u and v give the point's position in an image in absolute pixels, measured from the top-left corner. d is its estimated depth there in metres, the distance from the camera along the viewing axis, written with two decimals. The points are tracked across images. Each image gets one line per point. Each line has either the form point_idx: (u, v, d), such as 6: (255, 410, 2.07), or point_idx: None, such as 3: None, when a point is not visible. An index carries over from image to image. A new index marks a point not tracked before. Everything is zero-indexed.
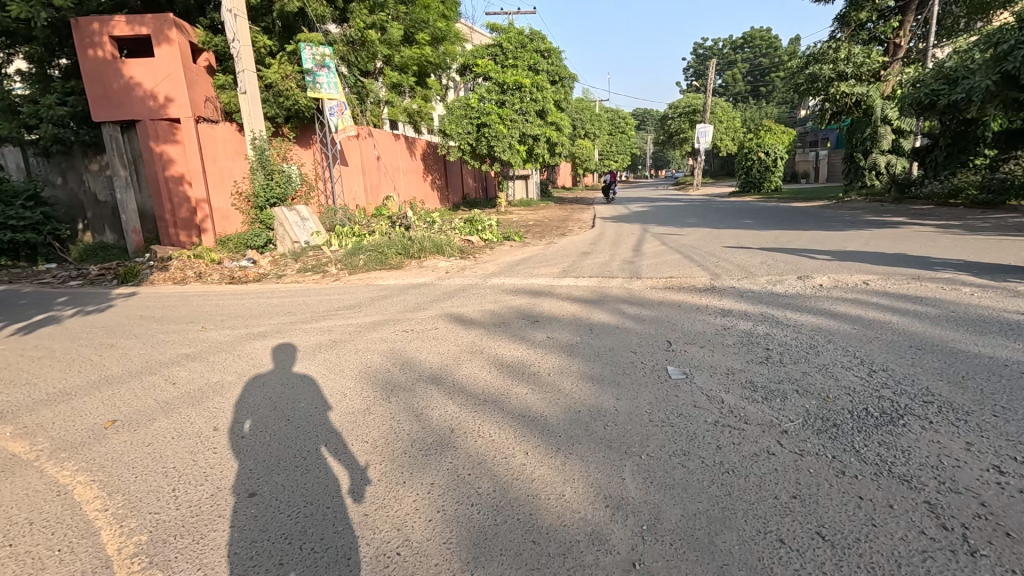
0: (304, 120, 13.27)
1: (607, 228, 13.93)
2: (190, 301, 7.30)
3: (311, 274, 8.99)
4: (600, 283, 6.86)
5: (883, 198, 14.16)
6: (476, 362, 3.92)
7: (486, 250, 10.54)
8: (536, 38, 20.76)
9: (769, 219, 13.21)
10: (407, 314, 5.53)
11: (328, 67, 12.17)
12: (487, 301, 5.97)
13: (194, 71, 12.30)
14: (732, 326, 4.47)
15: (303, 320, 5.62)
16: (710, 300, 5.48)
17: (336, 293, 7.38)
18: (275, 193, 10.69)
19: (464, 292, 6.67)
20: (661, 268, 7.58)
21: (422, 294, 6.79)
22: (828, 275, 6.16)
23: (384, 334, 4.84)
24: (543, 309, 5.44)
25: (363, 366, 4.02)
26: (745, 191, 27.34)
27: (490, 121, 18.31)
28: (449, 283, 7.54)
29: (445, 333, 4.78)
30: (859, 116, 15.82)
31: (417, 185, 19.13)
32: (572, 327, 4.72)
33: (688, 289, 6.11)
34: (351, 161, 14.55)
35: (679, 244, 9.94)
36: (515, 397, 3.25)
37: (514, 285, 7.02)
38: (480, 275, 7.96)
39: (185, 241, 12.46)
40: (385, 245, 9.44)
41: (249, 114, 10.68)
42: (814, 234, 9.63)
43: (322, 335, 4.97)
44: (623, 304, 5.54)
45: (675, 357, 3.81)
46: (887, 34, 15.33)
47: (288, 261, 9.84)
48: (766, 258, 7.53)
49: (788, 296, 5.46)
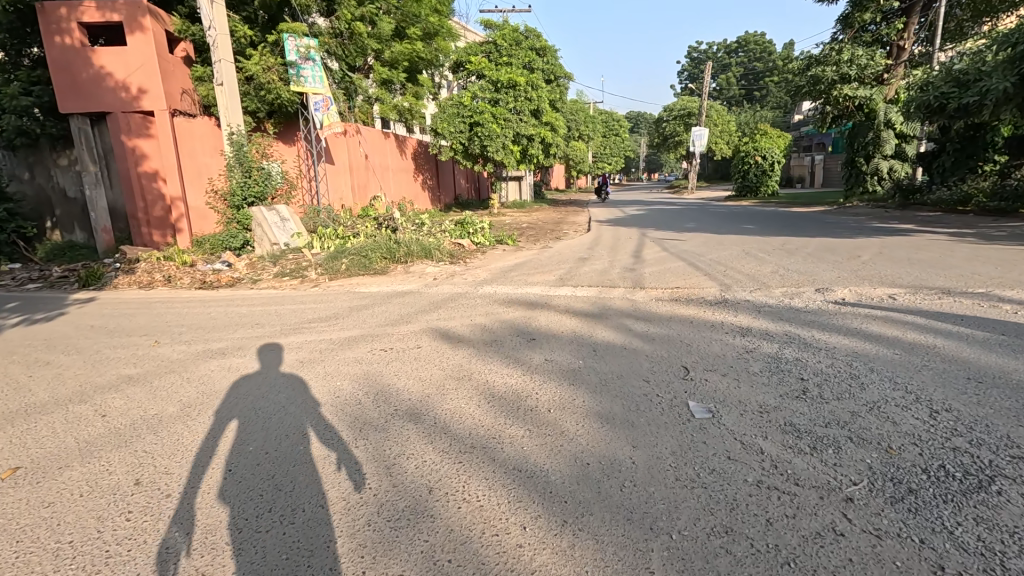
0: (288, 115, 12.66)
1: (604, 232, 13.41)
2: (151, 309, 6.65)
3: (288, 279, 8.38)
4: (601, 293, 6.32)
5: (886, 204, 13.78)
6: (462, 393, 3.35)
7: (477, 254, 9.96)
8: (531, 36, 20.31)
9: (772, 224, 12.74)
10: (387, 329, 4.94)
11: (313, 60, 11.57)
12: (477, 314, 5.39)
13: (170, 62, 11.64)
14: (755, 349, 3.94)
15: (271, 334, 5.01)
16: (724, 316, 4.95)
17: (314, 301, 6.76)
18: (253, 192, 10.05)
19: (453, 302, 6.09)
20: (665, 278, 7.07)
21: (407, 304, 6.19)
22: (849, 288, 5.67)
23: (359, 354, 4.25)
24: (540, 324, 4.87)
25: (331, 394, 3.44)
26: (742, 195, 26.97)
27: (483, 120, 17.76)
28: (437, 291, 6.95)
29: (427, 353, 4.20)
30: (862, 120, 15.49)
31: (407, 185, 18.54)
32: (573, 347, 4.16)
33: (698, 302, 5.57)
34: (337, 159, 13.98)
35: (681, 251, 9.43)
36: (508, 442, 2.69)
37: (507, 294, 6.46)
38: (472, 282, 7.39)
39: (160, 241, 11.78)
40: (369, 249, 8.84)
41: (226, 108, 10.05)
42: (823, 241, 9.17)
43: (288, 354, 4.37)
44: (627, 319, 4.99)
45: (695, 389, 3.27)
46: (890, 35, 14.98)
47: (265, 265, 9.20)
48: (777, 268, 7.04)
49: (810, 312, 4.94)
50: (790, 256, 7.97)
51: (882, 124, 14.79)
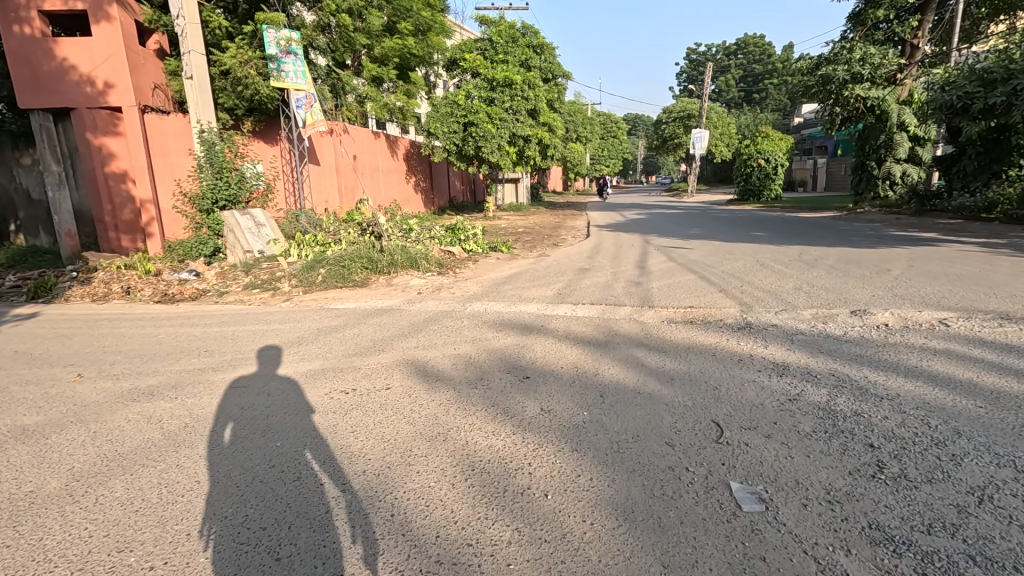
0: (268, 113, 11.88)
1: (605, 238, 12.66)
2: (95, 327, 5.85)
3: (258, 292, 7.59)
4: (604, 313, 5.58)
5: (901, 211, 13.10)
6: (433, 462, 2.60)
7: (468, 264, 9.20)
8: (528, 32, 19.54)
9: (783, 231, 12.03)
10: (354, 362, 4.17)
11: (294, 53, 10.84)
12: (462, 341, 4.61)
13: (140, 54, 10.87)
14: (800, 396, 3.20)
15: (218, 366, 4.23)
16: (752, 346, 4.20)
17: (282, 320, 5.99)
18: (224, 195, 9.23)
19: (438, 324, 5.34)
20: (676, 294, 6.32)
21: (385, 325, 5.42)
22: (891, 311, 4.95)
23: (314, 398, 3.46)
24: (534, 356, 4.10)
25: (261, 464, 2.65)
26: (744, 200, 26.23)
27: (477, 119, 16.99)
28: (420, 308, 6.19)
29: (397, 397, 3.44)
30: (872, 122, 14.77)
31: (398, 187, 17.77)
32: (575, 391, 3.41)
33: (719, 328, 4.82)
34: (323, 160, 13.26)
35: (689, 261, 8.71)
36: (490, 557, 1.93)
37: (498, 313, 5.70)
38: (461, 297, 6.62)
39: (129, 247, 11.00)
40: (349, 258, 8.06)
41: (196, 103, 9.25)
42: (843, 252, 8.47)
43: (228, 397, 3.57)
44: (637, 349, 4.23)
45: (735, 460, 2.52)
46: (904, 33, 14.20)
47: (236, 275, 8.44)
48: (801, 284, 6.31)
49: (853, 342, 4.19)
50: (811, 269, 7.27)
51: (895, 126, 14.05)
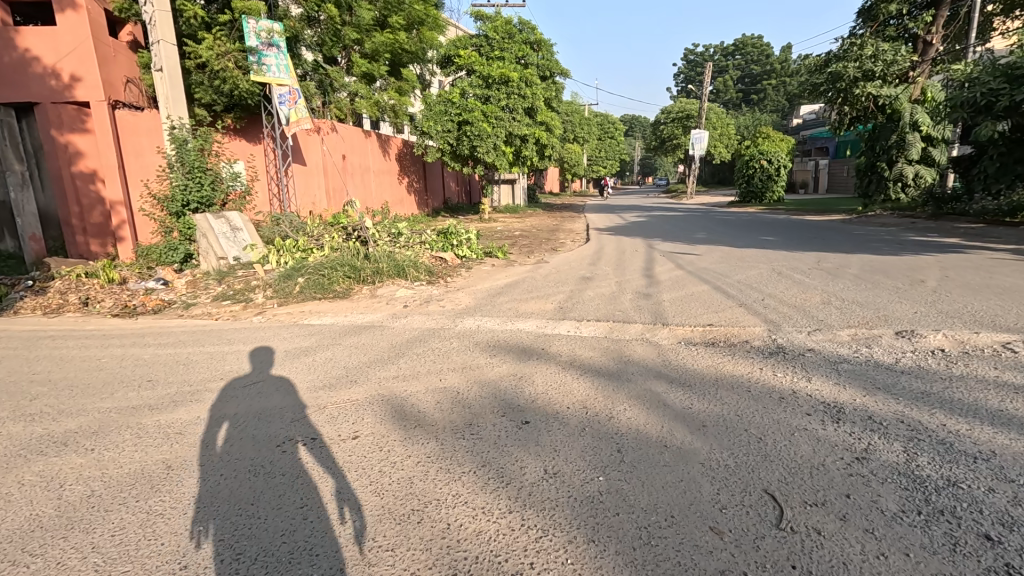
0: (250, 109, 11.17)
1: (607, 242, 12.02)
2: (34, 347, 5.12)
3: (228, 304, 6.88)
4: (613, 333, 4.92)
5: (917, 215, 12.53)
6: (403, 563, 1.94)
7: (461, 271, 8.55)
8: (526, 28, 18.86)
9: (794, 236, 11.39)
10: (320, 400, 3.47)
11: (277, 46, 10.23)
12: (449, 371, 3.93)
13: (111, 46, 10.17)
14: (870, 454, 2.54)
15: (157, 403, 3.53)
16: (793, 378, 3.54)
17: (248, 338, 5.28)
18: (195, 197, 8.52)
19: (423, 346, 4.67)
20: (692, 308, 5.67)
21: (362, 347, 4.73)
22: (942, 332, 4.33)
23: (259, 454, 2.77)
24: (534, 392, 3.43)
25: (168, 567, 1.97)
26: (746, 201, 25.64)
27: (473, 118, 16.36)
28: (405, 325, 5.52)
29: (365, 452, 2.77)
30: (883, 122, 14.21)
31: (390, 187, 17.07)
32: (586, 444, 2.75)
33: (749, 355, 4.16)
34: (308, 159, 12.57)
35: (699, 269, 8.07)
36: None
37: (493, 332, 5.03)
38: (451, 312, 5.94)
39: (99, 251, 10.25)
40: (330, 266, 7.38)
41: (166, 97, 8.53)
42: (865, 259, 7.85)
43: (153, 450, 2.86)
44: (656, 382, 3.57)
45: (808, 561, 1.87)
46: (918, 29, 13.61)
47: (208, 284, 7.76)
48: (829, 298, 5.69)
49: (911, 374, 3.54)
50: (835, 279, 6.65)
51: (908, 126, 13.47)
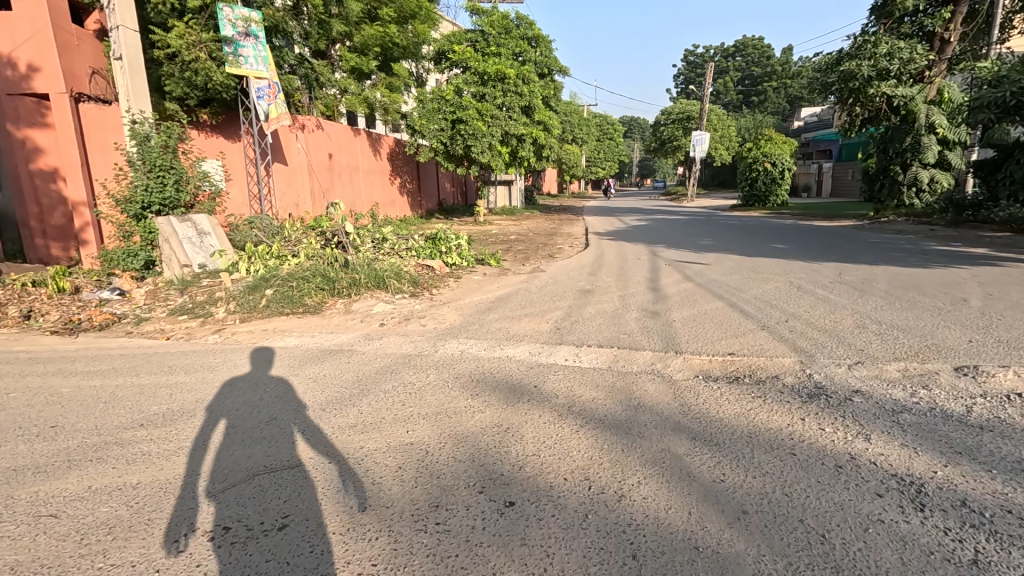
0: (227, 104, 10.45)
1: (607, 248, 11.33)
2: None
3: (184, 320, 6.13)
4: (617, 363, 4.21)
5: (935, 221, 11.88)
6: None
7: (449, 282, 7.83)
8: (523, 23, 18.16)
9: (807, 244, 10.70)
10: (250, 465, 2.74)
11: (255, 37, 9.57)
12: (419, 420, 3.21)
13: (73, 34, 9.43)
14: (983, 571, 1.84)
15: (46, 464, 2.79)
16: (846, 434, 2.84)
17: (191, 364, 4.51)
18: (156, 199, 7.74)
19: (395, 380, 3.94)
20: (706, 330, 4.95)
21: (323, 380, 3.99)
22: (1011, 370, 3.63)
23: (145, 558, 2.04)
24: (522, 455, 2.71)
25: None
26: (749, 205, 25.02)
27: (467, 116, 15.63)
28: (377, 349, 4.80)
29: (289, 556, 2.03)
30: (897, 123, 13.61)
31: (381, 188, 16.37)
32: (588, 546, 2.04)
33: (783, 397, 3.45)
34: (292, 158, 11.86)
35: (709, 282, 7.36)
36: None
37: (476, 362, 4.30)
38: (433, 333, 5.21)
39: (61, 255, 9.50)
40: (301, 277, 6.67)
41: (126, 88, 7.79)
42: (890, 272, 7.18)
43: (5, 547, 2.13)
44: (675, 439, 2.86)
45: None
46: (934, 26, 12.93)
47: (168, 295, 7.03)
48: (863, 320, 5.00)
49: (995, 432, 2.82)
50: (864, 296, 5.96)
51: (923, 128, 12.92)
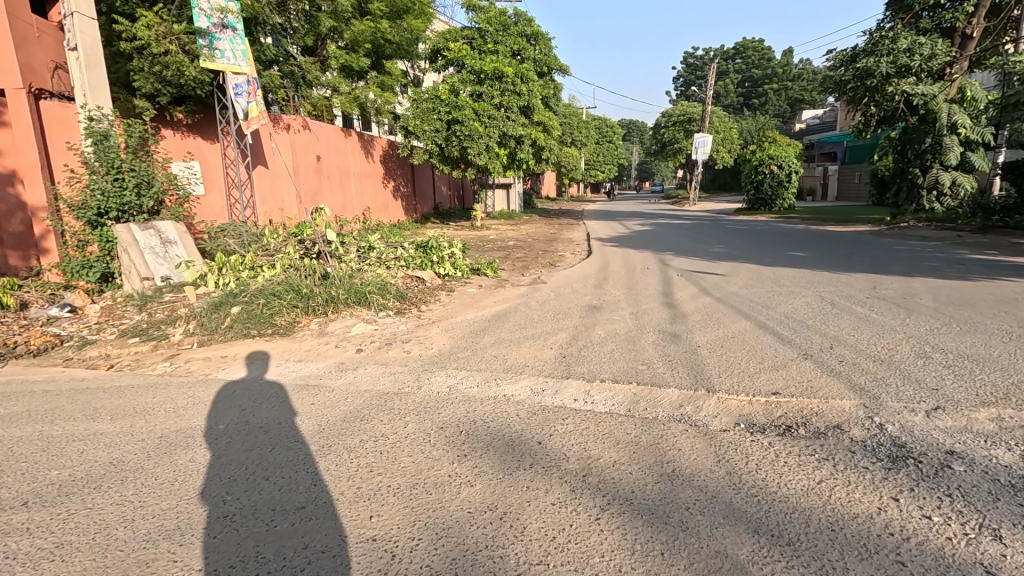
0: (203, 101, 9.72)
1: (612, 256, 10.59)
2: None
3: (135, 344, 5.34)
4: (637, 407, 3.45)
5: (962, 227, 11.16)
6: None
7: (440, 296, 7.08)
8: (522, 20, 17.49)
9: (826, 251, 9.96)
10: None
11: (233, 29, 8.91)
12: (387, 499, 2.44)
13: (32, 25, 8.67)
14: None
15: None
16: (965, 530, 2.08)
17: (122, 406, 3.70)
18: (113, 204, 6.95)
19: (365, 431, 3.17)
20: (739, 360, 4.20)
21: (276, 431, 3.20)
22: None
23: None
24: (524, 565, 1.96)
25: None
26: (754, 209, 24.29)
27: (463, 116, 14.92)
28: (348, 383, 4.04)
29: None
30: (916, 123, 13.05)
31: (373, 192, 15.62)
32: None
33: (856, 459, 2.68)
34: (275, 161, 11.23)
35: (729, 296, 6.62)
36: None
37: (466, 404, 3.54)
38: (417, 363, 4.44)
39: (20, 265, 8.42)
40: (273, 292, 5.92)
41: (81, 81, 7.01)
42: (932, 284, 6.45)
43: None
44: (731, 536, 2.11)
45: None
46: (956, 20, 12.18)
47: (123, 313, 6.26)
48: (924, 348, 4.26)
49: None
50: (912, 315, 5.23)
51: (945, 128, 12.28)
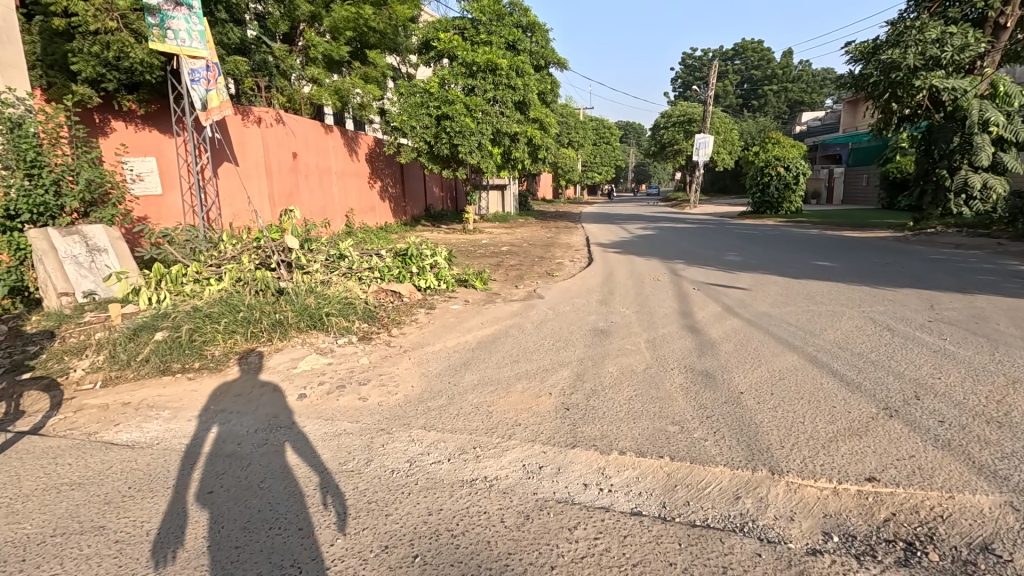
0: (158, 89, 8.61)
1: (615, 265, 9.54)
2: None
3: (23, 382, 4.21)
4: (676, 509, 2.37)
5: (999, 234, 10.21)
6: None
7: (418, 315, 6.00)
8: (517, 8, 16.50)
9: (855, 261, 8.93)
10: None
11: (189, 6, 7.78)
12: None
13: None
14: None
15: None
16: None
17: None
18: (25, 204, 5.79)
19: (269, 557, 2.08)
20: (800, 419, 3.13)
21: (136, 558, 2.10)
22: None
23: None
24: None
25: None
26: (759, 213, 23.24)
27: (454, 112, 13.87)
28: (270, 454, 2.94)
29: None
30: (942, 120, 12.20)
31: (357, 192, 14.50)
32: None
33: None
34: (246, 159, 10.22)
35: (761, 317, 5.59)
36: None
37: (431, 499, 2.46)
38: (372, 419, 3.35)
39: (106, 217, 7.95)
40: (210, 315, 4.82)
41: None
42: (1002, 305, 5.43)
43: None
44: None
45: None
46: (990, 8, 11.05)
47: (28, 338, 5.12)
48: None
49: None
50: (1001, 350, 4.20)
51: (975, 126, 11.45)
